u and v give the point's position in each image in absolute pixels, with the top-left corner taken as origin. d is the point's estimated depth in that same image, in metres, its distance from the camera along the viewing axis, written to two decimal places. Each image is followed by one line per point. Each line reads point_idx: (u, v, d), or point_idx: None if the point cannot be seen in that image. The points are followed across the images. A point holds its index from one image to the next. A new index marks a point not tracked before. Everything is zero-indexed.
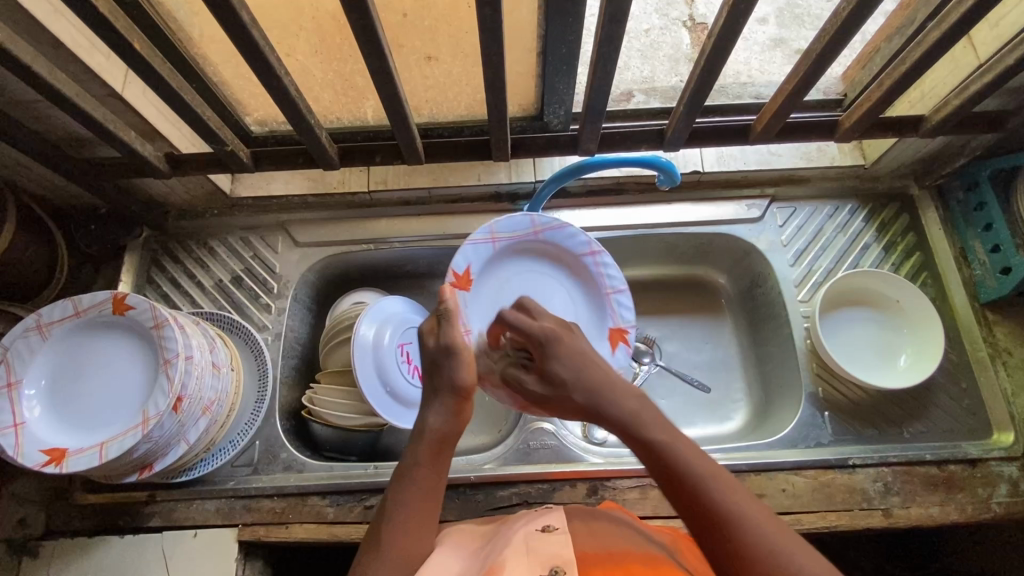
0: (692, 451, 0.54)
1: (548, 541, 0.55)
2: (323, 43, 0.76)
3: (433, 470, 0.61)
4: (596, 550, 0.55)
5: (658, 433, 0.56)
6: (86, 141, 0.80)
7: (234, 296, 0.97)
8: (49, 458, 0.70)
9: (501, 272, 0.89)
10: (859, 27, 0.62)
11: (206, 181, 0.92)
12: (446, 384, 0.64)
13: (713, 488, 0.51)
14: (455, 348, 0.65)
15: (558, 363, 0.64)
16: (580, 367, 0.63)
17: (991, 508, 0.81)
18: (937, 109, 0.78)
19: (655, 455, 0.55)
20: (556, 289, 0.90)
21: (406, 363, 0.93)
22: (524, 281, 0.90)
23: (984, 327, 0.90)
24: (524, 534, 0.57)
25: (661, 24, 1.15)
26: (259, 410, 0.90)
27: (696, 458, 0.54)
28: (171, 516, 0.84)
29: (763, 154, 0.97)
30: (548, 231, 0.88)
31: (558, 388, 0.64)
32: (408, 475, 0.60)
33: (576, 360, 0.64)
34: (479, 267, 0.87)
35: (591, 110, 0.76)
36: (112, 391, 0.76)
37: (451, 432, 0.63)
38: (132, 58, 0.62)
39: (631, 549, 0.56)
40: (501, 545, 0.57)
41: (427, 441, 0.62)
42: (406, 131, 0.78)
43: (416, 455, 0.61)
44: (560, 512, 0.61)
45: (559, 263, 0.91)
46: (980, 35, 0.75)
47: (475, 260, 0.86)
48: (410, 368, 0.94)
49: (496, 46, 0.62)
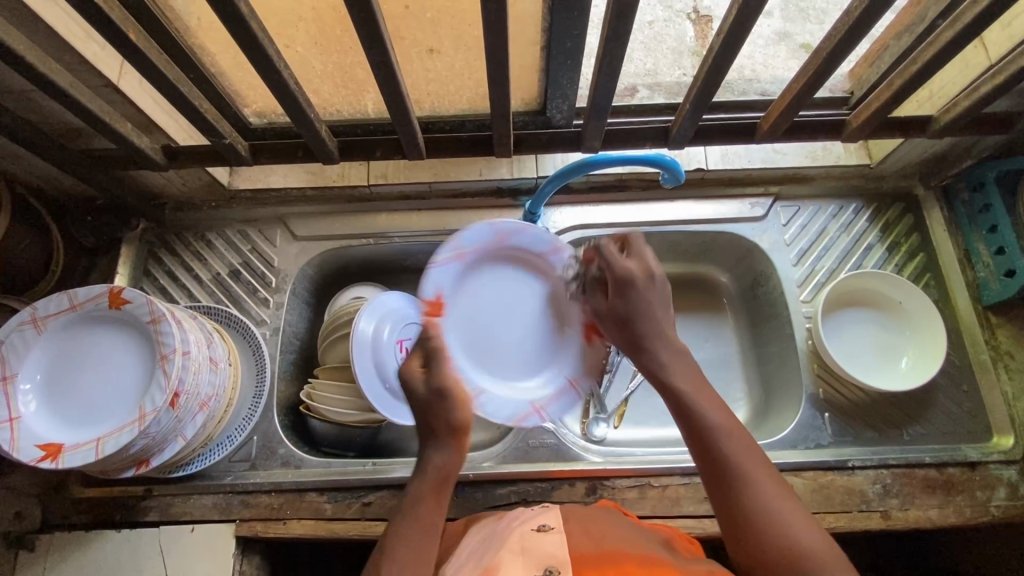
0: (716, 407, 0.60)
1: (544, 542, 0.54)
2: (322, 34, 0.74)
3: (437, 499, 0.61)
4: (593, 549, 0.54)
5: (686, 384, 0.61)
6: (82, 132, 0.79)
7: (232, 290, 0.96)
8: (44, 453, 0.69)
9: (474, 289, 0.85)
10: (872, 24, 0.61)
11: (204, 173, 0.91)
12: (442, 423, 0.63)
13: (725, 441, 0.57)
14: (444, 390, 0.64)
15: (630, 303, 0.67)
16: (637, 314, 0.66)
17: (990, 511, 0.81)
18: (947, 109, 0.77)
19: (680, 406, 0.60)
20: (526, 292, 0.87)
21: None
22: (498, 290, 0.86)
23: (987, 329, 0.90)
24: (521, 533, 0.56)
25: (665, 16, 1.13)
26: (257, 406, 0.89)
27: (718, 413, 0.59)
28: (168, 511, 0.84)
29: (767, 152, 0.96)
30: (511, 236, 0.85)
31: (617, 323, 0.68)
32: (409, 503, 0.61)
33: (647, 310, 0.66)
34: (451, 290, 0.84)
35: (596, 107, 0.75)
36: (116, 382, 0.75)
37: (453, 469, 0.63)
38: (126, 48, 0.60)
39: (627, 548, 0.56)
40: (498, 544, 0.56)
41: (428, 476, 0.62)
42: (407, 126, 0.77)
43: (415, 490, 0.62)
44: (558, 511, 0.61)
45: (523, 266, 0.87)
46: (992, 35, 0.74)
47: (445, 283, 0.83)
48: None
49: (500, 39, 0.60)
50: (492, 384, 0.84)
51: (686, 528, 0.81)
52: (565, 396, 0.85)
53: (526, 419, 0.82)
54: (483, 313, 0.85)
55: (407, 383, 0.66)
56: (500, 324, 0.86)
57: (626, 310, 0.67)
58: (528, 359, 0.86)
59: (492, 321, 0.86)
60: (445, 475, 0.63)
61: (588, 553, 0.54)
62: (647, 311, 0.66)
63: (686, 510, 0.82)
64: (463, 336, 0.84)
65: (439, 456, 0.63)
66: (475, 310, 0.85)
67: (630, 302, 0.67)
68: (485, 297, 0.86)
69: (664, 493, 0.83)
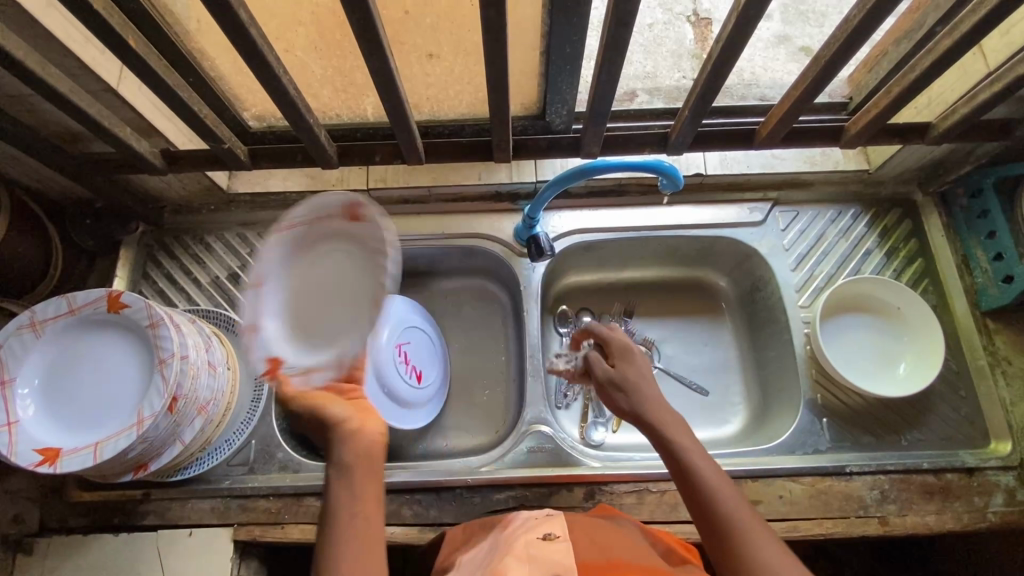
0: (705, 463, 0.61)
1: (551, 551, 0.54)
2: (322, 39, 0.74)
3: (365, 477, 0.62)
4: (600, 559, 0.54)
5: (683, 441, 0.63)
6: (82, 136, 0.79)
7: (230, 293, 0.96)
8: (42, 458, 0.69)
9: (261, 307, 0.68)
10: (871, 32, 0.61)
11: (203, 177, 0.91)
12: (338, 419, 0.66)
13: (722, 494, 0.58)
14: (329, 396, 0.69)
15: (627, 369, 0.70)
16: (636, 377, 0.69)
17: (987, 517, 0.81)
18: (945, 116, 0.77)
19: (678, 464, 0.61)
20: (314, 271, 0.71)
21: (404, 363, 0.92)
22: (289, 293, 0.70)
23: (985, 335, 0.90)
24: (526, 542, 0.56)
25: (665, 19, 1.13)
26: (255, 410, 0.89)
27: (710, 470, 0.60)
28: (166, 515, 0.84)
29: (765, 158, 0.96)
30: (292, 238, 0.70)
31: (614, 387, 0.70)
32: (338, 494, 0.60)
33: (642, 375, 0.70)
34: (270, 333, 0.67)
35: (595, 112, 0.75)
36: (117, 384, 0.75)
37: (357, 455, 0.63)
38: (125, 54, 0.60)
39: (633, 558, 0.56)
40: (503, 552, 0.56)
41: (342, 466, 0.62)
42: (406, 131, 0.77)
43: (337, 481, 0.61)
44: (565, 521, 0.61)
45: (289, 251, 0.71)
46: (991, 42, 0.74)
47: (263, 335, 0.67)
48: (408, 369, 0.92)
49: (500, 45, 0.60)
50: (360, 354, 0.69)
51: (684, 533, 0.81)
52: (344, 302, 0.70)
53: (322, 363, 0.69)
54: (299, 307, 0.70)
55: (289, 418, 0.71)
56: (316, 305, 0.70)
57: (624, 375, 0.70)
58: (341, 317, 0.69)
59: (308, 306, 0.70)
60: (364, 451, 0.64)
61: (594, 562, 0.54)
62: (641, 375, 0.70)
63: (685, 515, 0.82)
64: (301, 343, 0.68)
65: (349, 444, 0.64)
66: (289, 317, 0.69)
67: (626, 368, 0.70)
68: (285, 302, 0.70)
69: (662, 498, 0.83)
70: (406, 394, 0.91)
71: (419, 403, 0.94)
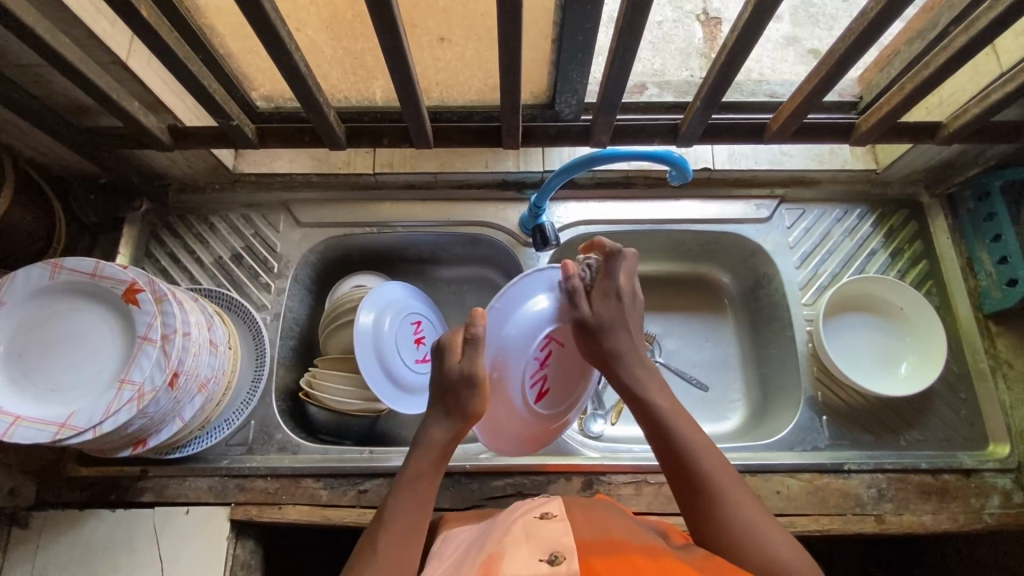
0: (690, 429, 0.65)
1: (547, 529, 0.54)
2: (334, 19, 0.73)
3: (429, 479, 0.65)
4: (595, 538, 0.55)
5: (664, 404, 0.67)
6: (88, 109, 0.78)
7: (233, 273, 0.96)
8: (57, 428, 0.68)
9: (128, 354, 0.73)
10: (889, 25, 0.61)
11: (209, 156, 0.91)
12: (456, 407, 0.68)
13: (705, 462, 0.62)
14: (475, 378, 0.68)
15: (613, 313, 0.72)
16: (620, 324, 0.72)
17: (983, 519, 0.81)
18: (957, 116, 0.77)
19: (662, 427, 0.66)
20: (58, 352, 0.73)
21: (538, 364, 0.76)
22: (83, 355, 0.73)
23: (987, 338, 0.90)
24: (524, 520, 0.56)
25: (675, 17, 1.13)
26: (256, 389, 0.89)
27: (691, 431, 0.65)
28: (163, 493, 0.84)
29: (774, 153, 0.96)
30: None
31: (602, 332, 0.71)
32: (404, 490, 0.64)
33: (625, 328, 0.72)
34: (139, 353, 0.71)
35: (607, 101, 0.74)
36: (74, 333, 0.74)
37: (450, 446, 0.68)
38: (137, 24, 0.60)
39: (629, 538, 0.57)
40: (501, 530, 0.56)
41: (425, 451, 0.67)
42: (415, 112, 0.76)
43: (414, 463, 0.66)
44: (559, 499, 0.60)
45: (33, 360, 0.72)
46: (1005, 43, 0.75)
47: (150, 357, 0.70)
48: (537, 375, 0.77)
49: (514, 29, 0.60)
50: (108, 353, 0.73)
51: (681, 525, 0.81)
52: (141, 355, 0.71)
53: (101, 399, 0.69)
54: (98, 357, 0.73)
55: (444, 355, 0.70)
56: (88, 351, 0.73)
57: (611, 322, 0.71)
58: (91, 337, 0.74)
59: (86, 357, 0.73)
60: (440, 452, 0.67)
61: (590, 540, 0.55)
62: (621, 323, 0.72)
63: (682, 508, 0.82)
64: (121, 356, 0.73)
65: (440, 429, 0.68)
66: (120, 343, 0.73)
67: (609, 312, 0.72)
68: (94, 361, 0.73)
69: (661, 490, 0.83)
70: (513, 400, 0.76)
71: (522, 421, 0.78)
